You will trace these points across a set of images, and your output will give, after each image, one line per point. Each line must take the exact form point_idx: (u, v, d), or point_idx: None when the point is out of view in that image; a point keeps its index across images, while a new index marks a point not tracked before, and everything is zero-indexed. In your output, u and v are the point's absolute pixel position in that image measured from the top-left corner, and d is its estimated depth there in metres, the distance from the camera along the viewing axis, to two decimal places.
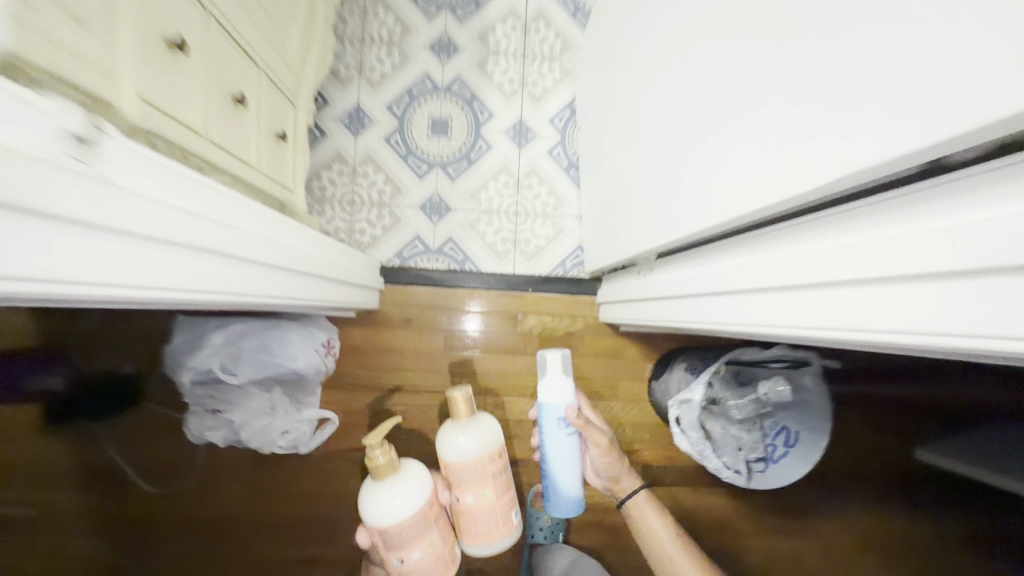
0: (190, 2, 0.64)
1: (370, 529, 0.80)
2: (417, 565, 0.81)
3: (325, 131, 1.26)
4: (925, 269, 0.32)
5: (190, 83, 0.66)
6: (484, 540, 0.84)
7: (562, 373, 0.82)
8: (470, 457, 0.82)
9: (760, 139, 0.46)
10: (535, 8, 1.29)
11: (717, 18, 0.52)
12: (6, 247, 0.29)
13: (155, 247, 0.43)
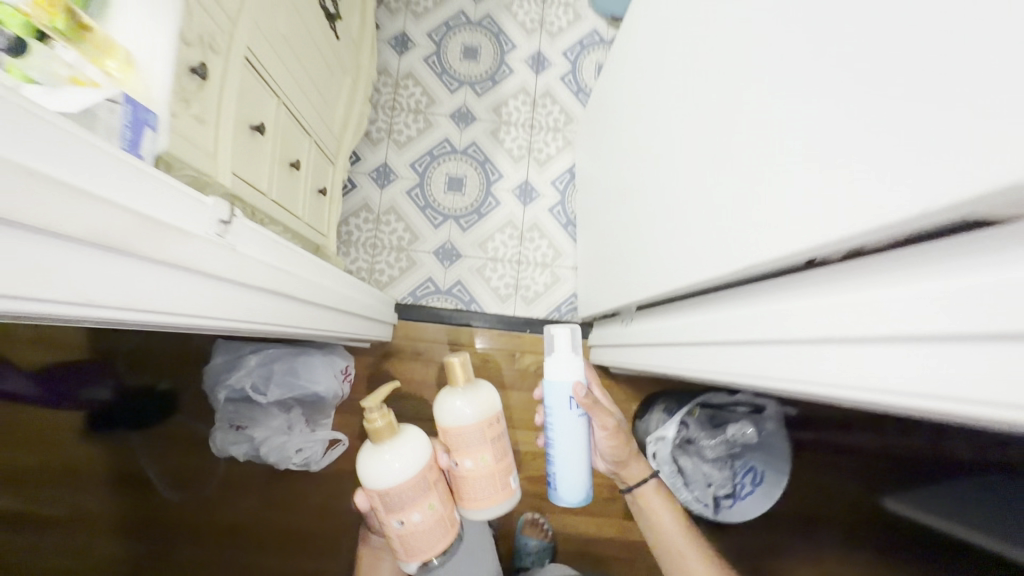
0: (269, 95, 0.82)
1: (371, 493, 0.82)
2: (417, 529, 0.82)
3: (355, 183, 1.44)
4: (787, 335, 0.47)
5: (263, 156, 0.83)
6: (484, 503, 0.87)
7: (570, 351, 0.84)
8: (467, 421, 0.85)
9: (698, 231, 0.62)
10: (543, 87, 1.50)
11: (673, 135, 0.70)
12: (174, 291, 0.46)
13: (250, 289, 0.58)
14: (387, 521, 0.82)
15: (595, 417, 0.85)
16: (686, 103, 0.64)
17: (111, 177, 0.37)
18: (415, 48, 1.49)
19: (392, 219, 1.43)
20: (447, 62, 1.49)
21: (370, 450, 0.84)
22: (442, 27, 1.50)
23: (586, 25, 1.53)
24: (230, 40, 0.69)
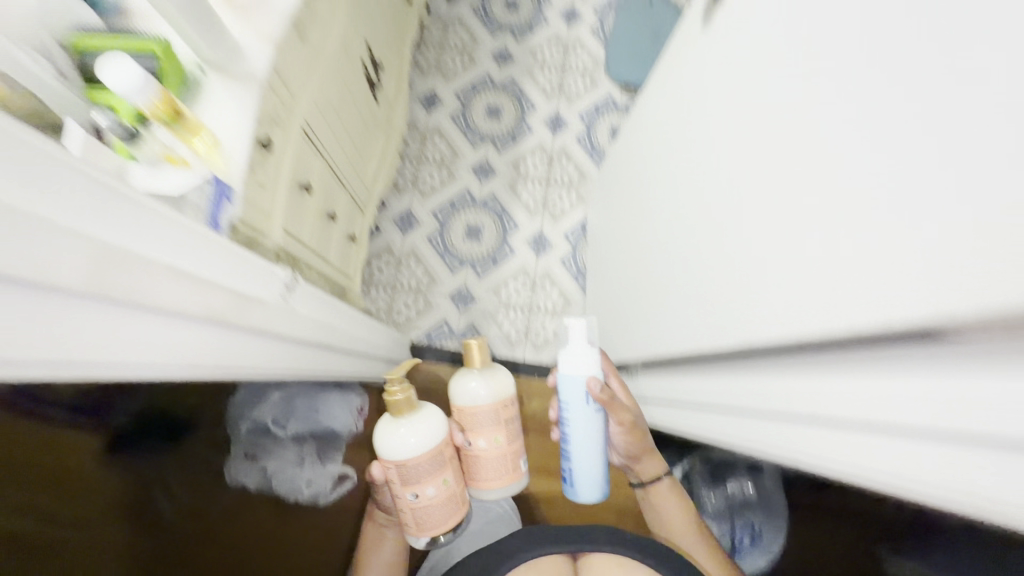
0: (316, 157, 0.91)
1: (387, 466, 0.88)
2: (432, 501, 0.89)
3: (380, 228, 1.53)
4: (787, 412, 0.53)
5: (307, 210, 0.92)
6: (493, 478, 0.99)
7: (588, 345, 0.88)
8: (483, 403, 0.97)
9: (704, 305, 0.69)
10: (560, 146, 1.61)
11: (681, 214, 0.77)
12: (223, 344, 0.51)
13: (298, 341, 0.65)
14: (402, 495, 0.88)
15: (613, 411, 0.91)
16: (694, 190, 0.72)
17: (171, 242, 0.42)
18: (443, 105, 1.61)
19: (413, 263, 1.52)
20: (472, 119, 1.61)
21: (385, 424, 0.90)
22: (469, 88, 1.63)
23: (601, 91, 1.65)
24: (291, 113, 0.78)
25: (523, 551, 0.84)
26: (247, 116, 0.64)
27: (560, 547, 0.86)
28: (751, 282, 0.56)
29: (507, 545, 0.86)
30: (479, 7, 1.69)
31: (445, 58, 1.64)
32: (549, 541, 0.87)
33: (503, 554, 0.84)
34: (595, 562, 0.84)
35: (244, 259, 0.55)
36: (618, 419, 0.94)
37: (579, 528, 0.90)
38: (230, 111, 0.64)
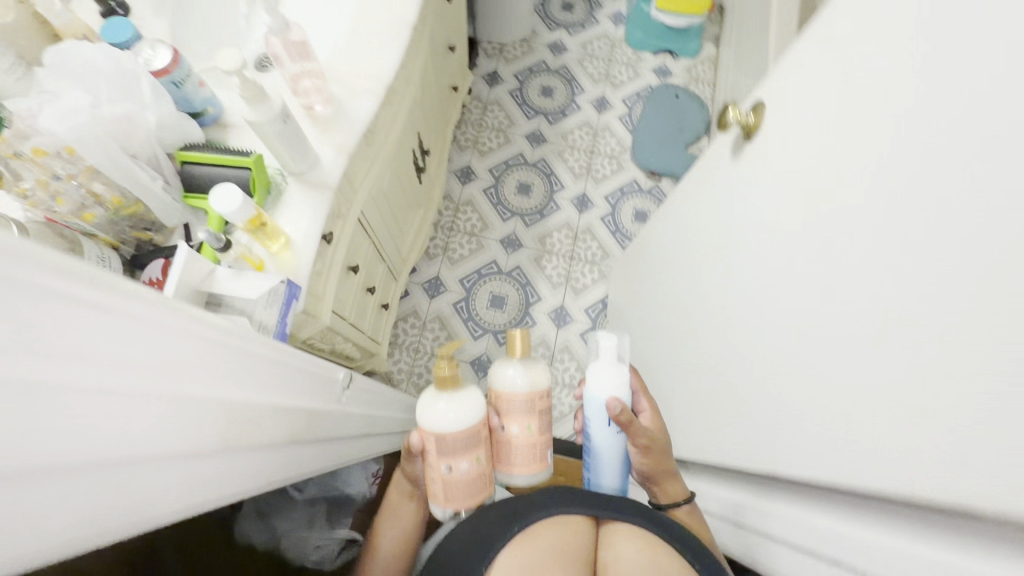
0: (364, 240, 0.99)
1: (427, 436, 0.68)
2: (463, 479, 0.69)
3: (409, 292, 1.59)
4: (812, 554, 0.54)
5: (352, 289, 0.98)
6: (528, 467, 0.73)
7: (616, 363, 0.73)
8: (522, 389, 0.71)
9: (734, 426, 0.71)
10: (585, 224, 1.69)
11: (707, 327, 0.82)
12: (283, 463, 0.55)
13: (333, 445, 0.68)
14: (433, 465, 0.69)
15: (633, 435, 0.73)
16: (719, 308, 0.76)
17: (251, 380, 0.46)
18: (477, 180, 1.71)
19: (437, 329, 1.56)
20: (503, 194, 1.70)
21: (427, 394, 0.71)
22: (502, 166, 1.73)
23: (627, 175, 1.75)
24: (349, 209, 0.86)
25: (531, 509, 0.59)
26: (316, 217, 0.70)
27: (585, 510, 0.60)
28: (775, 417, 0.60)
29: (512, 499, 0.61)
30: (518, 93, 1.82)
31: (482, 137, 1.76)
32: (570, 501, 0.60)
33: (506, 514, 0.58)
34: (621, 537, 0.58)
35: (310, 374, 0.60)
36: (635, 442, 0.73)
37: (611, 496, 0.63)
38: (300, 213, 0.70)
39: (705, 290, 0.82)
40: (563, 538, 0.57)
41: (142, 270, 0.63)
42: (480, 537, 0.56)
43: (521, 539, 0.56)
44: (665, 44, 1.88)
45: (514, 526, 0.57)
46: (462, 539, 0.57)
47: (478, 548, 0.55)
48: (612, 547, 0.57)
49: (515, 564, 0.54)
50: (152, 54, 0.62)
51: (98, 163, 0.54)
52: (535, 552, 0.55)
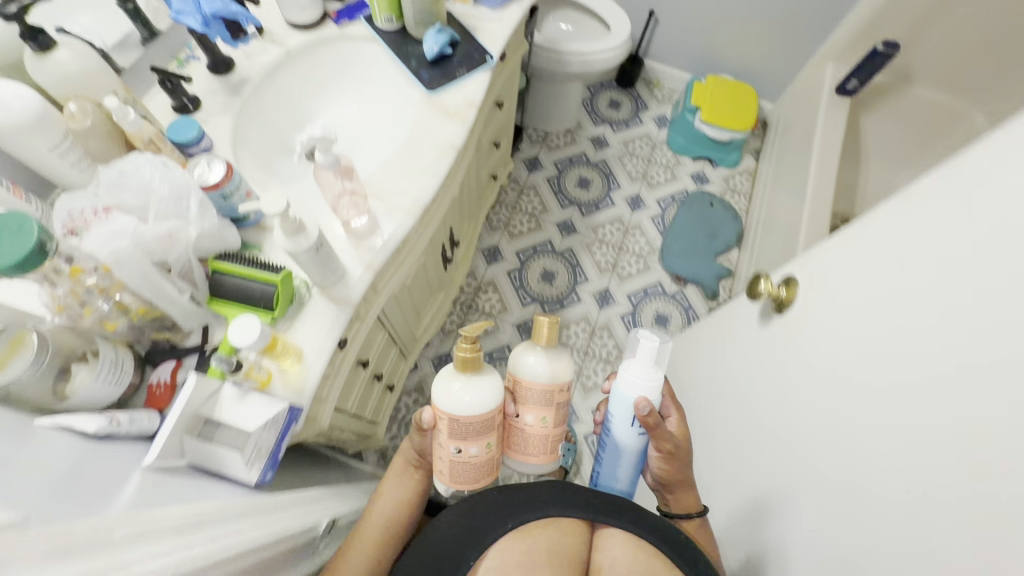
0: (378, 332, 0.99)
1: (441, 416, 0.66)
2: (472, 462, 0.67)
3: (417, 365, 1.58)
4: None
5: (357, 382, 0.97)
6: (537, 457, 0.72)
7: (654, 365, 0.67)
8: (544, 380, 0.68)
9: None
10: (604, 320, 1.66)
11: (735, 505, 0.76)
12: None
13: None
14: (443, 445, 0.67)
15: (658, 439, 0.70)
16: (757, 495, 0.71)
17: None
18: (503, 261, 1.72)
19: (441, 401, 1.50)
20: (527, 278, 1.70)
21: (441, 374, 0.67)
22: (531, 250, 1.74)
23: (653, 276, 1.74)
24: (368, 308, 0.85)
25: (532, 506, 0.58)
26: (329, 336, 0.70)
27: (585, 515, 0.58)
28: None
29: (516, 493, 0.59)
30: (555, 181, 1.86)
31: (514, 220, 1.79)
32: (573, 506, 0.58)
33: (505, 511, 0.57)
34: (616, 545, 0.56)
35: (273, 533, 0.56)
36: (660, 445, 0.71)
37: (615, 503, 0.60)
38: (316, 331, 0.70)
39: (737, 463, 0.78)
40: (560, 535, 0.55)
41: (153, 367, 0.65)
42: (475, 529, 0.55)
43: (516, 532, 0.55)
44: (706, 152, 1.90)
45: (509, 521, 0.56)
46: (460, 526, 0.56)
47: (469, 541, 0.54)
48: (604, 550, 0.55)
49: (505, 555, 0.53)
50: (209, 167, 0.65)
51: (129, 280, 0.55)
52: (525, 546, 0.53)
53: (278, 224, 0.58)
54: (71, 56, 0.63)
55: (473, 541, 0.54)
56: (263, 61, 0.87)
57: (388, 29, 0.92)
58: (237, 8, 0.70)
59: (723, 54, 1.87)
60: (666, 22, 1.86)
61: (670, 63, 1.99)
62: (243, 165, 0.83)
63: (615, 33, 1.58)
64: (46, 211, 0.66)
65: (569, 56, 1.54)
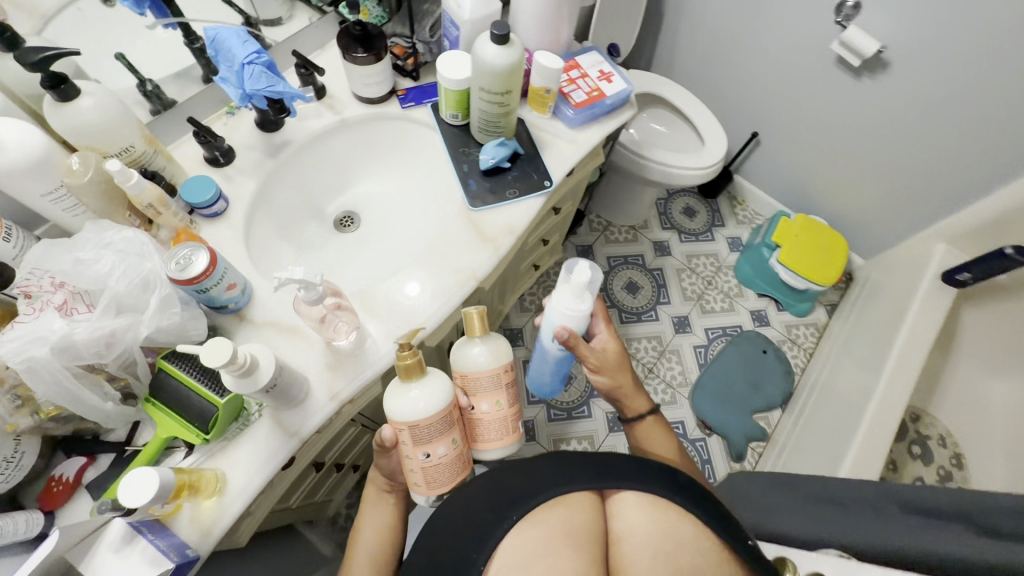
0: (346, 430, 0.89)
1: (401, 428, 0.63)
2: (445, 462, 0.65)
3: None
4: None
5: (306, 479, 0.87)
6: (502, 440, 0.72)
7: (577, 293, 0.69)
8: (489, 369, 0.69)
9: None
10: (610, 445, 1.47)
11: None
12: None
13: None
14: (411, 456, 0.64)
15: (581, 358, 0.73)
16: None
17: None
18: (523, 347, 1.60)
19: None
20: None
21: (394, 390, 0.64)
22: None
23: (677, 412, 1.56)
24: (334, 421, 0.76)
25: (535, 491, 0.55)
26: (260, 470, 0.60)
27: (589, 483, 0.55)
28: None
29: (516, 482, 0.57)
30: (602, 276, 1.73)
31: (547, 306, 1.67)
32: (574, 478, 0.56)
33: (505, 505, 0.55)
34: (626, 502, 0.53)
35: None
36: (586, 363, 0.75)
37: (616, 463, 0.58)
38: (249, 460, 0.61)
39: None
40: (566, 512, 0.52)
41: (63, 456, 0.58)
42: (481, 529, 0.53)
43: (522, 524, 0.52)
44: (773, 293, 1.72)
45: (511, 514, 0.53)
46: (466, 527, 0.55)
47: (478, 542, 0.52)
48: (620, 515, 0.52)
49: (520, 547, 0.50)
50: (189, 259, 0.57)
51: (40, 388, 0.48)
52: (536, 532, 0.51)
53: (223, 369, 0.49)
54: (92, 105, 0.58)
55: (482, 540, 0.52)
56: (312, 127, 0.81)
57: (452, 123, 0.85)
58: (283, 86, 0.64)
59: (821, 195, 1.70)
60: (768, 147, 1.70)
61: (761, 186, 1.83)
62: (255, 230, 0.77)
63: (707, 151, 1.45)
64: (24, 248, 0.61)
65: (650, 163, 1.41)
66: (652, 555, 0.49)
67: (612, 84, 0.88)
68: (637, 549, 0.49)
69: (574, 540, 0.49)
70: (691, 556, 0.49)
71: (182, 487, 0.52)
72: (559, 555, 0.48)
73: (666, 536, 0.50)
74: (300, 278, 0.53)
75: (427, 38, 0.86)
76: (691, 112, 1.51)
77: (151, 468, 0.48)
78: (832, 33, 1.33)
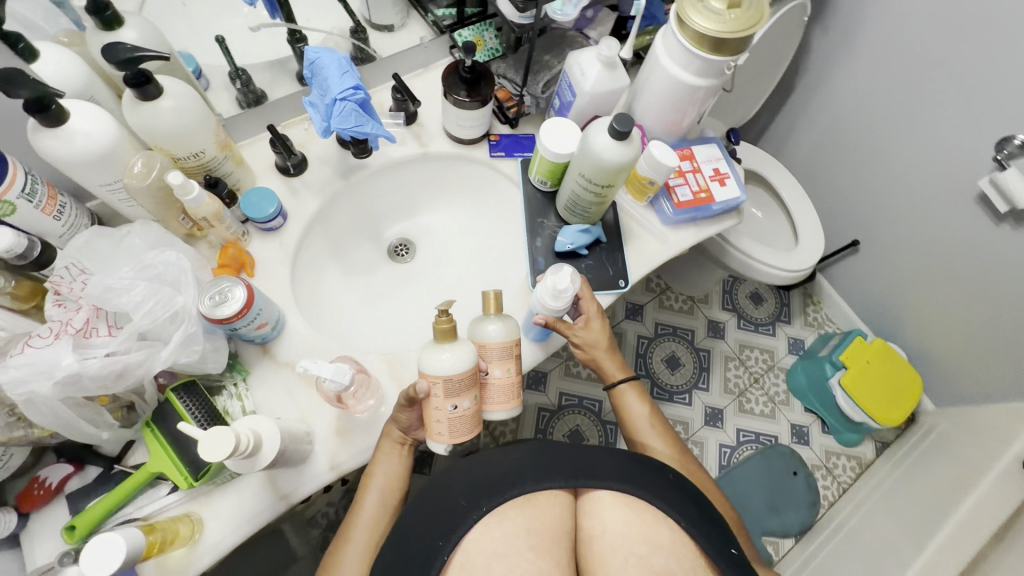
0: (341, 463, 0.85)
1: (435, 380, 0.56)
2: (470, 416, 0.59)
3: None
4: None
5: None
6: (516, 403, 0.63)
7: (557, 289, 0.58)
8: (510, 334, 0.62)
9: None
10: None
11: None
12: None
13: None
14: (438, 407, 0.57)
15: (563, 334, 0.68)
16: None
17: None
18: (542, 393, 1.51)
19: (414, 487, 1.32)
20: (555, 427, 1.48)
21: (425, 351, 0.59)
22: (576, 400, 1.50)
23: None
24: None
25: (505, 485, 0.57)
26: (239, 527, 0.56)
27: (564, 482, 0.58)
28: None
29: (487, 466, 0.58)
30: (644, 341, 1.63)
31: None
32: (548, 475, 0.58)
33: (476, 493, 0.56)
34: (600, 502, 0.59)
35: None
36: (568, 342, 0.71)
37: (595, 459, 0.60)
38: (230, 514, 0.56)
39: None
40: (536, 512, 0.57)
41: (53, 457, 0.55)
42: (451, 517, 0.55)
43: (494, 517, 0.56)
44: (823, 413, 1.57)
45: (482, 506, 0.55)
46: (434, 511, 0.56)
47: (447, 528, 0.54)
48: (594, 514, 0.59)
49: (492, 539, 0.55)
50: (226, 294, 0.52)
51: (36, 410, 0.45)
52: (504, 528, 0.55)
53: (228, 458, 0.45)
54: (173, 108, 0.54)
55: (449, 529, 0.54)
56: (391, 155, 0.75)
57: (538, 186, 0.76)
58: (370, 128, 0.58)
59: (908, 327, 1.51)
60: (865, 259, 1.53)
61: (843, 294, 1.66)
62: (305, 250, 0.73)
63: (797, 253, 1.31)
64: (73, 228, 0.58)
65: (732, 251, 1.28)
66: (619, 552, 0.57)
67: (724, 189, 0.78)
68: (608, 548, 0.57)
69: (538, 541, 0.56)
70: (663, 559, 0.56)
71: (153, 546, 0.49)
72: (525, 554, 0.55)
73: (636, 540, 0.57)
74: (329, 364, 0.51)
75: (539, 92, 0.78)
76: (793, 205, 1.37)
77: (119, 532, 0.45)
78: (982, 168, 1.13)
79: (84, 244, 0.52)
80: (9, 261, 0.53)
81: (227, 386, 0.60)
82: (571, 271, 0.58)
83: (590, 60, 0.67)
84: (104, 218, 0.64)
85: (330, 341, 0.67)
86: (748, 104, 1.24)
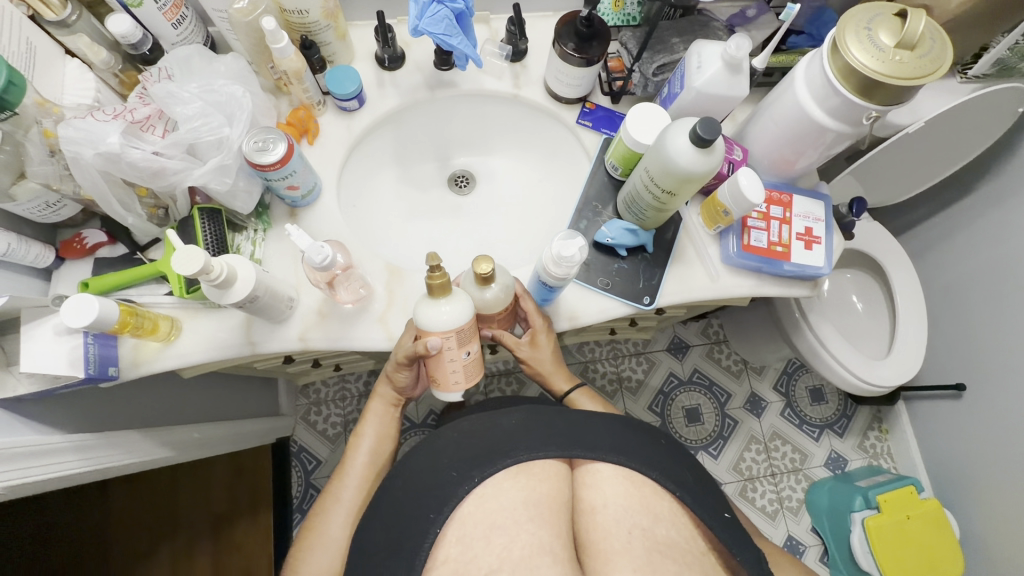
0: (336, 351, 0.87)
1: (446, 335, 0.55)
2: (476, 360, 0.61)
3: None
4: None
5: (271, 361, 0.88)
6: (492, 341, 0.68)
7: (564, 269, 0.55)
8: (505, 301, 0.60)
9: None
10: None
11: None
12: None
13: None
14: (452, 358, 0.57)
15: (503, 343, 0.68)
16: None
17: None
18: None
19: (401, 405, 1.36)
20: None
21: (421, 303, 0.56)
22: None
23: None
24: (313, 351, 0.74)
25: (500, 454, 0.56)
26: (210, 350, 0.61)
27: (559, 451, 0.57)
28: None
29: (482, 439, 0.58)
30: (673, 381, 1.53)
31: (601, 365, 1.52)
32: (542, 445, 0.57)
33: (466, 464, 0.56)
34: (601, 475, 0.56)
35: None
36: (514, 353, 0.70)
37: (589, 431, 0.59)
38: (207, 335, 0.62)
39: None
40: (530, 484, 0.54)
41: (95, 224, 0.63)
42: (444, 488, 0.54)
43: (490, 488, 0.54)
44: (829, 542, 1.37)
45: (474, 476, 0.55)
46: (427, 479, 0.56)
47: (439, 501, 0.54)
48: (594, 488, 0.56)
49: (486, 512, 0.52)
50: (269, 145, 0.55)
51: (88, 173, 0.52)
52: (498, 501, 0.53)
53: (199, 279, 0.50)
54: None
55: (442, 501, 0.53)
56: (482, 84, 0.74)
57: (609, 171, 0.71)
58: (457, 42, 0.57)
59: (978, 507, 1.26)
60: (964, 411, 1.29)
61: (919, 434, 1.43)
62: (369, 143, 0.74)
63: (886, 367, 1.14)
64: (186, 40, 0.63)
65: (808, 332, 1.13)
66: (622, 525, 0.52)
67: (807, 253, 0.69)
68: (613, 521, 0.53)
69: (537, 513, 0.52)
70: (665, 530, 0.53)
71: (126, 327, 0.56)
72: (524, 526, 0.51)
73: (639, 511, 0.54)
74: (313, 245, 0.55)
75: (650, 74, 0.72)
76: (904, 314, 1.17)
77: (98, 299, 0.52)
78: None
79: (184, 58, 0.58)
80: (124, 47, 0.59)
81: (248, 229, 0.64)
82: (581, 248, 0.54)
83: (711, 53, 0.60)
84: (216, 43, 0.69)
85: (350, 230, 0.69)
86: (904, 184, 1.06)
